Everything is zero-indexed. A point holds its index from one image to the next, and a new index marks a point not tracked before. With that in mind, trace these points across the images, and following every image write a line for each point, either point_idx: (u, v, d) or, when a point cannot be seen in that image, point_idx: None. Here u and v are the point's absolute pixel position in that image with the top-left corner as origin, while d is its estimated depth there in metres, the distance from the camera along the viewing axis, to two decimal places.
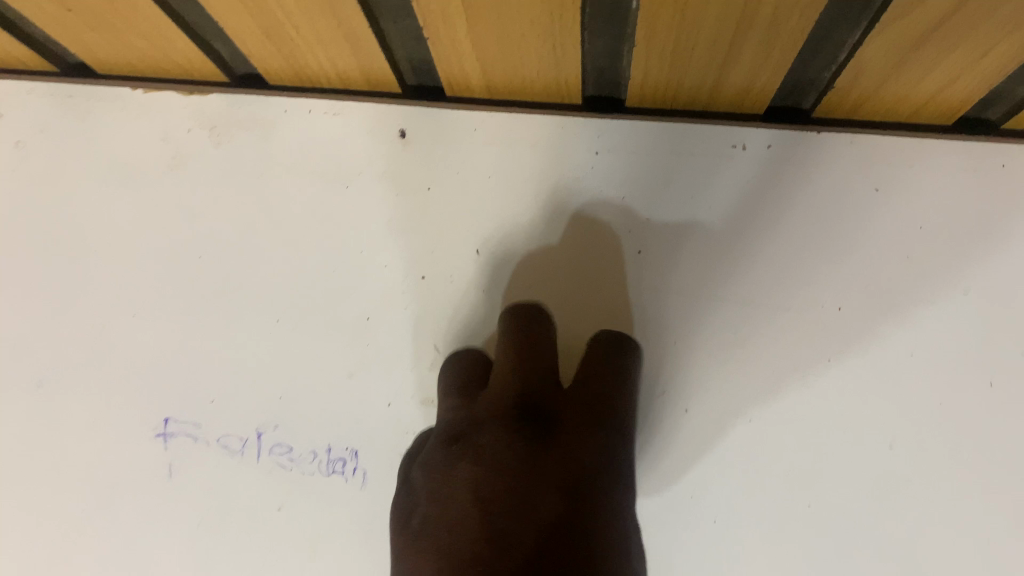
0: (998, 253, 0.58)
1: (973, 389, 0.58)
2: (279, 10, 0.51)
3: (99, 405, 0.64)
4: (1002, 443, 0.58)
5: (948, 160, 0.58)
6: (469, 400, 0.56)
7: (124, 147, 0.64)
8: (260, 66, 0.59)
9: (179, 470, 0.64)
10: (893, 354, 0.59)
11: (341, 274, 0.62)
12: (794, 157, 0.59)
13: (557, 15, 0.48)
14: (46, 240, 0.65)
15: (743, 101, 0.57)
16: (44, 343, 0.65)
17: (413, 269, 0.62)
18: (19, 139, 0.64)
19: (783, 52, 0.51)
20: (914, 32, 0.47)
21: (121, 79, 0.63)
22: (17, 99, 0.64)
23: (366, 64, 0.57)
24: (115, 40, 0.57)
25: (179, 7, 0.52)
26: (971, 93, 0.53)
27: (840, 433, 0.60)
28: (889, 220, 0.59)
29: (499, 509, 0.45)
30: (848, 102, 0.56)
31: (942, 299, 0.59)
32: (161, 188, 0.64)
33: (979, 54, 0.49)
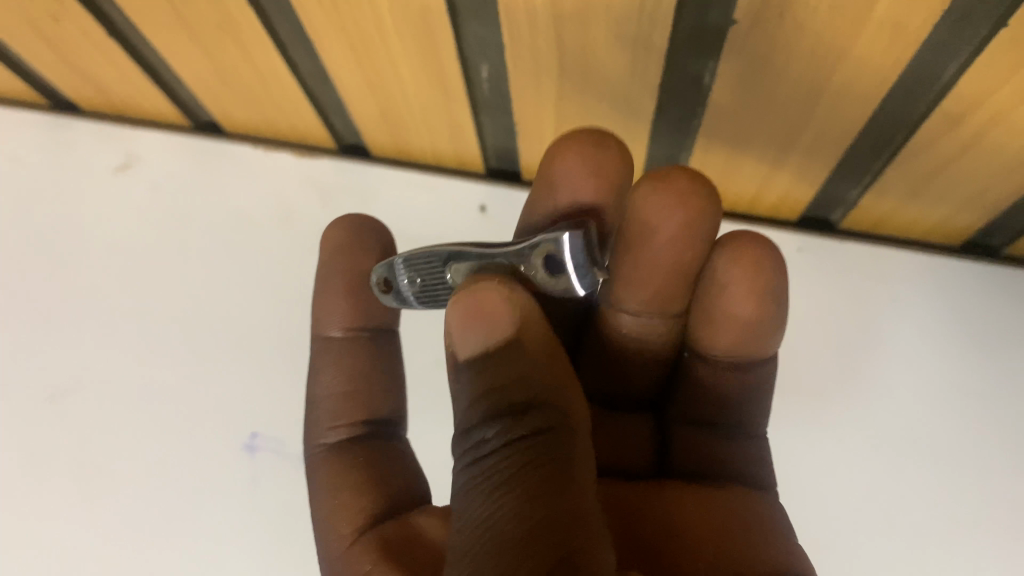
0: (984, 361, 0.68)
1: (968, 476, 0.66)
2: (396, 91, 0.61)
3: (176, 424, 0.71)
4: (987, 528, 0.65)
5: (946, 275, 0.68)
6: (373, 451, 0.54)
7: (240, 195, 0.74)
8: (368, 138, 0.70)
9: (260, 480, 0.69)
10: (891, 442, 0.68)
11: (437, 323, 0.74)
12: (818, 261, 0.71)
13: (630, 115, 0.59)
14: (155, 266, 0.74)
15: (779, 207, 0.68)
16: (135, 362, 0.72)
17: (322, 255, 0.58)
18: (151, 182, 0.75)
19: (816, 172, 0.61)
20: (925, 168, 0.57)
21: (246, 140, 0.74)
22: (157, 145, 0.75)
23: (460, 145, 0.68)
24: (249, 105, 0.68)
25: (311, 84, 0.63)
26: (975, 220, 0.63)
27: (850, 509, 0.68)
28: (901, 318, 0.69)
29: (522, 460, 0.41)
30: (869, 219, 0.67)
31: (940, 397, 0.68)
32: (265, 232, 0.73)
33: (980, 191, 0.58)
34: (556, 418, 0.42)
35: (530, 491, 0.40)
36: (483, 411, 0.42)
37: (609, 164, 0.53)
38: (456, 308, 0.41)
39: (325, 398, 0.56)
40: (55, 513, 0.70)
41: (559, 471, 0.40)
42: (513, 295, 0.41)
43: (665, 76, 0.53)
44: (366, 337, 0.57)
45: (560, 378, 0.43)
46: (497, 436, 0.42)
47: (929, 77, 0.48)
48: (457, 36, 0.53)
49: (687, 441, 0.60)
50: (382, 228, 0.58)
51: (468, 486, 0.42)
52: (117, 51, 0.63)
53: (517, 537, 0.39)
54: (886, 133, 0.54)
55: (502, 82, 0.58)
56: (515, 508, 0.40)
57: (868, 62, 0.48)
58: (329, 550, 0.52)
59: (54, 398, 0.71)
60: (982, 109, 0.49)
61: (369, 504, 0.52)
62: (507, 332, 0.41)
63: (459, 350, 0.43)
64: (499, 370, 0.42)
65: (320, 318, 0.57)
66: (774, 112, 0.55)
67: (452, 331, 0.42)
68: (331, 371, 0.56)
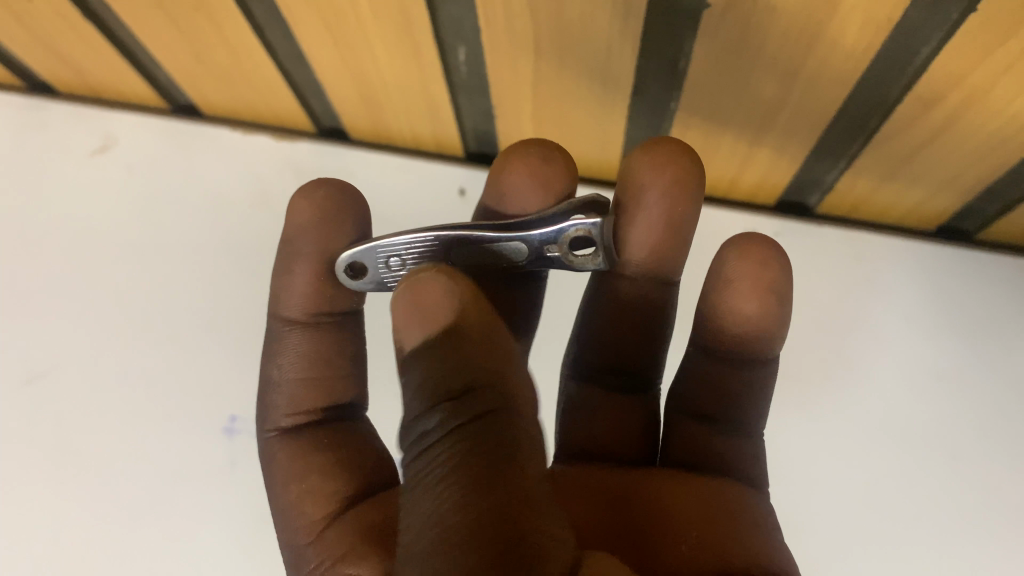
0: (956, 344, 0.69)
1: (939, 457, 0.67)
2: (374, 73, 0.61)
3: (155, 407, 0.71)
4: (956, 508, 0.66)
5: (920, 259, 0.69)
6: (336, 432, 0.54)
7: (219, 178, 0.74)
8: (347, 121, 0.70)
9: (239, 462, 0.70)
10: (866, 423, 0.69)
11: None
12: (796, 245, 0.71)
13: (607, 98, 0.59)
14: (133, 249, 0.73)
15: (757, 191, 0.69)
16: (114, 344, 0.72)
17: (297, 233, 0.53)
18: (128, 164, 0.74)
19: (792, 156, 0.61)
20: (899, 152, 0.58)
21: (224, 122, 0.74)
22: (135, 127, 0.75)
23: (439, 128, 0.68)
24: (227, 87, 0.68)
25: (289, 65, 0.63)
26: (949, 205, 0.63)
27: (824, 490, 0.69)
28: (874, 301, 0.70)
29: (464, 448, 0.40)
30: (846, 203, 0.68)
31: (913, 379, 0.69)
32: (244, 215, 0.73)
33: (953, 175, 0.59)
34: (497, 401, 0.42)
35: (470, 477, 0.40)
36: (423, 400, 0.42)
37: (556, 175, 0.55)
38: (402, 302, 0.42)
39: (284, 381, 0.54)
40: (33, 496, 0.69)
41: (502, 455, 0.40)
42: (456, 288, 0.41)
43: (640, 59, 0.54)
44: (329, 322, 0.55)
45: (499, 361, 0.43)
46: (439, 426, 0.41)
47: (902, 61, 0.48)
48: (434, 17, 0.53)
49: (684, 433, 0.59)
50: (361, 207, 0.53)
51: (413, 482, 0.42)
52: (92, 32, 0.63)
53: (462, 534, 0.38)
54: (860, 118, 0.55)
55: (479, 64, 0.58)
56: (458, 495, 0.39)
57: (841, 46, 0.48)
58: (287, 536, 0.52)
59: (32, 381, 0.71)
60: (952, 94, 0.50)
61: (339, 486, 0.52)
62: (446, 319, 0.41)
63: (404, 339, 0.43)
64: (435, 359, 0.41)
65: (279, 299, 0.54)
66: (750, 96, 0.55)
67: (398, 323, 0.42)
68: (289, 354, 0.54)
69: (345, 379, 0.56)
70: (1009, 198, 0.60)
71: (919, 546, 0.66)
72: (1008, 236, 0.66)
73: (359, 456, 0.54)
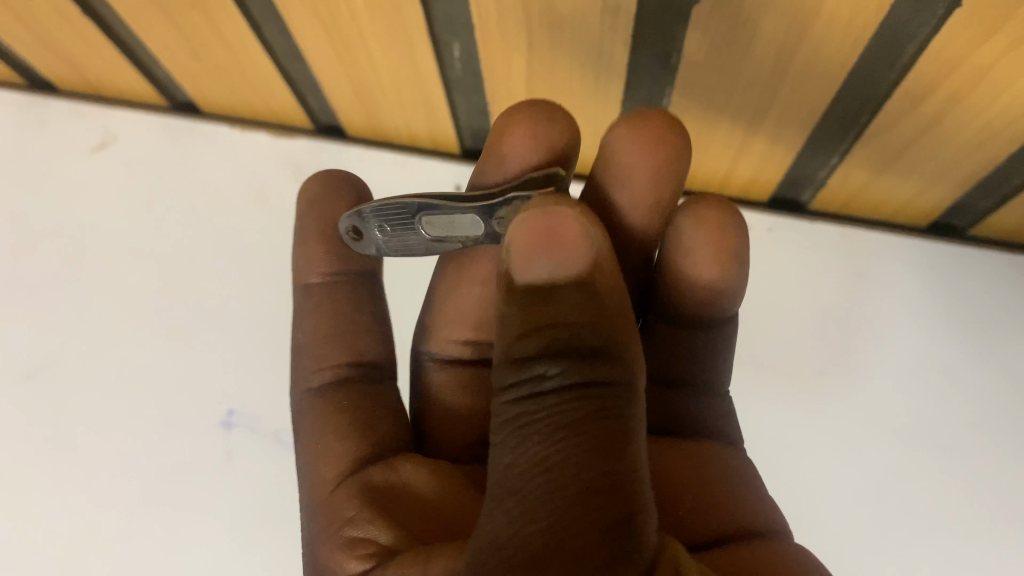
0: (947, 339, 0.69)
1: (932, 451, 0.68)
2: (369, 71, 0.62)
3: (154, 402, 0.71)
4: (949, 501, 0.66)
5: (910, 255, 0.70)
6: (359, 390, 0.54)
7: (217, 175, 0.74)
8: (344, 119, 0.71)
9: (236, 456, 0.70)
10: (859, 418, 0.69)
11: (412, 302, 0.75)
12: (788, 241, 0.72)
13: (600, 95, 0.60)
14: (132, 245, 0.74)
15: (750, 187, 0.69)
16: (112, 340, 0.72)
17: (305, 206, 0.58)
18: (128, 161, 0.75)
19: (783, 153, 0.62)
20: (889, 147, 0.58)
21: (223, 120, 0.75)
22: (135, 124, 0.75)
23: (434, 125, 0.69)
24: (225, 84, 0.69)
25: (286, 63, 0.63)
26: (939, 201, 0.64)
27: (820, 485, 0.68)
28: (867, 297, 0.71)
29: (585, 413, 0.38)
30: (838, 199, 0.68)
31: (905, 374, 0.69)
32: (243, 211, 0.74)
33: (943, 171, 0.59)
34: (622, 370, 0.39)
35: (589, 443, 0.37)
36: (538, 344, 0.39)
37: (558, 135, 0.51)
38: (528, 227, 0.36)
39: (313, 338, 0.56)
40: (30, 490, 0.70)
41: (623, 428, 0.37)
42: (592, 232, 0.37)
43: (632, 55, 0.54)
44: (348, 280, 0.57)
45: (627, 323, 0.40)
46: (561, 373, 0.39)
47: (890, 56, 0.49)
48: (427, 15, 0.54)
49: (654, 399, 0.59)
50: (351, 182, 0.59)
51: (513, 424, 0.39)
52: (91, 30, 0.63)
53: (568, 497, 0.36)
54: (850, 114, 0.56)
55: (473, 61, 0.59)
56: (576, 458, 0.37)
57: (829, 41, 0.48)
58: (309, 495, 0.50)
59: (31, 376, 0.72)
60: (940, 88, 0.50)
61: (354, 446, 0.51)
62: (578, 265, 0.38)
63: (518, 273, 0.38)
64: (564, 303, 0.38)
65: (300, 266, 0.57)
66: (741, 92, 0.56)
67: (512, 252, 0.37)
68: (314, 315, 0.56)
69: (370, 342, 0.57)
70: (1000, 194, 0.60)
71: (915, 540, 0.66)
72: (999, 232, 0.67)
73: (380, 420, 0.53)
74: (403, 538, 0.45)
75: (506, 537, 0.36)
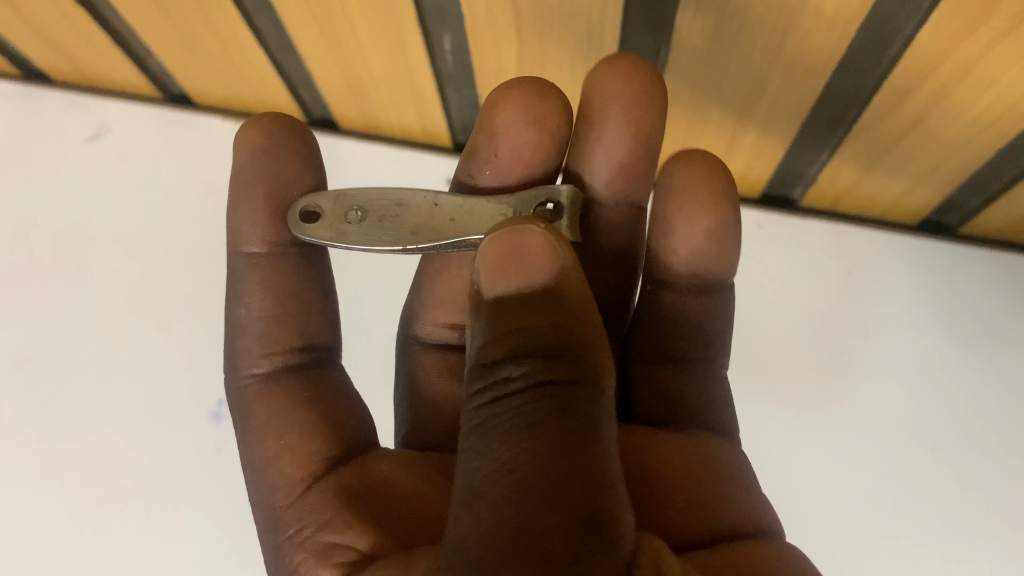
0: (937, 337, 0.69)
1: (921, 448, 0.68)
2: (361, 62, 0.62)
3: (144, 393, 0.71)
4: (937, 499, 0.66)
5: (902, 254, 0.70)
6: (314, 382, 0.52)
7: (210, 167, 0.75)
8: (337, 111, 0.71)
9: (226, 448, 0.71)
10: (848, 414, 0.69)
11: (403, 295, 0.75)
12: (779, 238, 0.72)
13: None
14: (124, 237, 0.74)
15: (741, 185, 0.69)
16: (104, 331, 0.72)
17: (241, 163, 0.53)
18: (121, 153, 0.75)
19: (773, 148, 0.62)
20: (877, 144, 0.58)
21: (216, 113, 0.75)
22: (128, 116, 0.75)
23: (427, 118, 0.69)
24: (218, 76, 0.69)
25: (278, 55, 0.63)
26: (930, 198, 0.64)
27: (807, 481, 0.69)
28: (857, 295, 0.71)
29: (543, 414, 0.37)
30: (829, 196, 0.68)
31: (895, 371, 0.69)
32: None
33: (933, 167, 0.59)
34: (583, 372, 0.38)
35: (547, 444, 0.36)
36: (505, 347, 0.38)
37: (551, 113, 0.52)
38: (494, 241, 0.38)
39: (255, 321, 0.52)
40: (22, 478, 0.70)
41: (584, 430, 0.36)
42: (558, 247, 0.38)
43: (622, 47, 0.54)
44: (293, 253, 0.53)
45: (591, 329, 0.39)
46: (525, 377, 0.38)
47: (879, 49, 0.49)
48: (418, 5, 0.54)
49: (650, 378, 0.57)
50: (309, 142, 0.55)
51: (475, 428, 0.38)
52: (84, 20, 0.63)
53: (523, 497, 0.35)
54: (839, 109, 0.56)
55: (464, 53, 0.59)
56: (531, 459, 0.36)
57: (818, 33, 0.48)
58: (272, 494, 0.48)
59: (22, 365, 0.72)
60: (928, 82, 0.50)
61: (319, 443, 0.49)
62: (544, 276, 0.38)
63: (487, 286, 0.39)
64: (529, 306, 0.38)
65: (237, 231, 0.53)
66: (731, 85, 0.56)
67: (483, 270, 0.39)
68: (258, 292, 0.52)
69: (315, 322, 0.54)
70: (990, 191, 0.60)
71: (901, 538, 0.66)
72: (991, 231, 0.67)
73: (343, 415, 0.52)
74: (381, 544, 0.45)
75: (470, 542, 0.35)
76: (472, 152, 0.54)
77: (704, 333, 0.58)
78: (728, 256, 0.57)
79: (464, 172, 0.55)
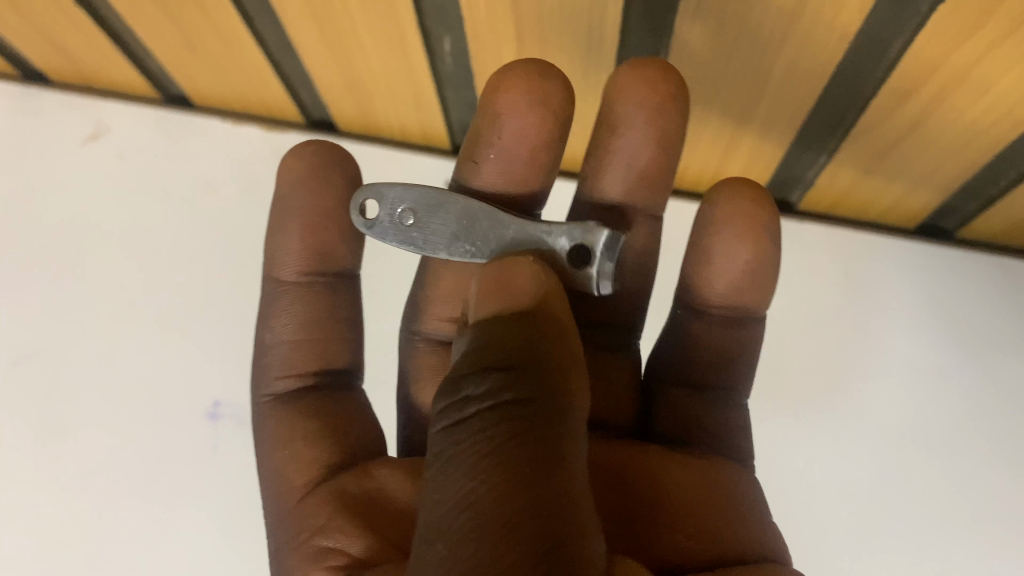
0: (934, 340, 0.69)
1: (916, 451, 0.68)
2: (361, 63, 0.62)
3: (141, 393, 0.71)
4: (932, 502, 0.67)
5: (899, 257, 0.70)
6: (325, 400, 0.54)
7: (208, 167, 0.74)
8: (336, 112, 0.71)
9: (223, 448, 0.71)
10: (844, 417, 0.70)
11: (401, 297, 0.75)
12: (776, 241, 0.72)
13: (589, 89, 0.60)
14: (122, 237, 0.74)
15: None
16: (100, 331, 0.72)
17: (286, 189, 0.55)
18: (118, 153, 0.75)
19: (771, 151, 0.62)
20: (875, 147, 0.59)
21: (215, 114, 0.75)
22: (126, 116, 0.75)
23: (426, 120, 0.69)
24: (218, 76, 0.69)
25: (278, 55, 0.64)
26: (928, 202, 0.64)
27: (802, 483, 0.69)
28: (855, 298, 0.71)
29: (509, 439, 0.37)
30: (827, 199, 0.68)
31: (892, 375, 0.70)
32: (233, 204, 0.74)
33: (930, 171, 0.59)
34: (549, 395, 0.38)
35: (512, 471, 0.36)
36: (471, 368, 0.39)
37: (554, 94, 0.50)
38: (492, 267, 0.41)
39: (281, 339, 0.54)
40: (20, 477, 0.70)
41: (549, 457, 0.37)
42: (541, 275, 0.40)
43: (622, 48, 0.55)
44: (324, 284, 0.56)
45: (562, 351, 0.40)
46: (487, 400, 0.38)
47: (877, 52, 0.49)
48: (417, 6, 0.54)
49: (669, 400, 0.57)
50: (348, 161, 0.56)
51: (440, 453, 0.39)
52: (84, 19, 0.63)
53: (490, 527, 0.35)
54: (837, 111, 0.56)
55: (464, 54, 0.59)
56: (496, 488, 0.36)
57: (817, 36, 0.49)
58: (278, 500, 0.51)
59: (19, 364, 0.72)
60: (926, 86, 0.51)
61: (322, 452, 0.51)
62: (527, 301, 0.40)
63: (474, 311, 0.41)
64: (503, 330, 0.39)
65: (275, 258, 0.55)
66: (729, 88, 0.56)
67: (474, 298, 0.42)
68: (285, 313, 0.55)
69: (343, 347, 0.56)
70: (987, 195, 0.61)
71: (895, 539, 0.67)
72: (988, 235, 0.67)
73: (351, 424, 0.54)
74: (372, 551, 0.47)
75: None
76: (476, 134, 0.52)
77: (727, 358, 0.57)
78: (762, 287, 0.56)
79: (468, 155, 0.52)
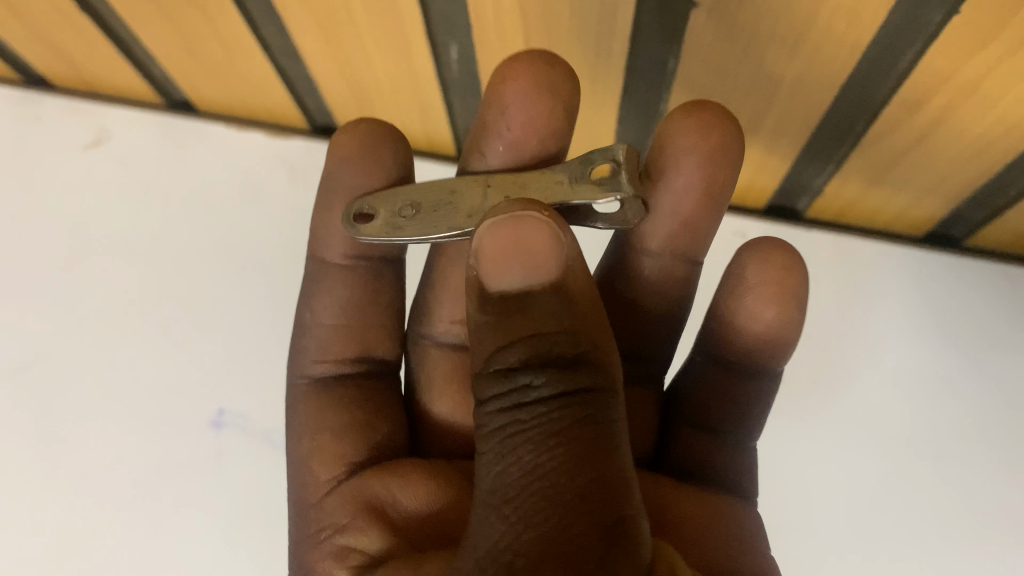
0: (942, 348, 0.69)
1: (923, 460, 0.68)
2: (366, 70, 0.62)
3: (144, 401, 0.71)
4: (938, 512, 0.66)
5: (908, 266, 0.70)
6: (365, 390, 0.54)
7: (212, 173, 0.74)
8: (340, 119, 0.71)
9: (226, 457, 0.70)
10: (851, 425, 0.69)
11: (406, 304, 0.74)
12: None
13: (597, 97, 0.60)
14: (125, 243, 0.74)
15: (746, 196, 0.70)
16: (103, 337, 0.72)
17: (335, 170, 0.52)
18: (121, 159, 0.75)
19: (779, 160, 0.62)
20: (884, 156, 0.58)
21: (218, 119, 0.74)
22: (129, 121, 0.75)
23: (431, 126, 0.69)
24: (221, 82, 0.68)
25: (282, 62, 0.63)
26: (936, 211, 0.64)
27: (808, 492, 0.69)
28: (861, 306, 0.71)
29: (568, 421, 0.38)
30: (835, 207, 0.68)
31: (899, 383, 0.69)
32: (236, 210, 0.73)
33: (939, 181, 0.59)
34: (601, 376, 0.39)
35: (575, 451, 0.37)
36: (518, 352, 0.39)
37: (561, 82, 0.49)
38: (493, 234, 0.37)
39: (321, 324, 0.54)
40: (22, 483, 0.70)
41: (607, 438, 0.38)
42: (561, 238, 0.37)
43: (630, 58, 0.54)
44: (367, 268, 0.54)
45: (604, 331, 0.40)
46: (543, 386, 0.38)
47: (888, 63, 0.49)
48: (424, 14, 0.54)
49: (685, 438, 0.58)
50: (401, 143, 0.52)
51: (496, 435, 0.39)
52: (87, 25, 0.63)
53: (557, 506, 0.36)
54: (846, 121, 0.55)
55: (470, 62, 0.58)
56: (561, 467, 0.37)
57: (828, 45, 0.48)
58: (304, 491, 0.51)
59: (20, 370, 0.72)
60: (936, 97, 0.50)
61: (349, 448, 0.52)
62: (551, 274, 0.38)
63: (489, 278, 0.38)
64: (543, 313, 0.38)
65: (322, 242, 0.54)
66: (738, 97, 0.55)
67: (482, 258, 0.38)
68: (326, 299, 0.54)
69: (386, 338, 0.56)
70: (996, 204, 0.60)
71: (901, 550, 0.66)
72: (996, 243, 0.67)
73: (382, 419, 0.54)
74: (395, 547, 0.47)
75: (500, 547, 0.37)
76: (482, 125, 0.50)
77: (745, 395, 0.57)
78: (792, 331, 0.55)
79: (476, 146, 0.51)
